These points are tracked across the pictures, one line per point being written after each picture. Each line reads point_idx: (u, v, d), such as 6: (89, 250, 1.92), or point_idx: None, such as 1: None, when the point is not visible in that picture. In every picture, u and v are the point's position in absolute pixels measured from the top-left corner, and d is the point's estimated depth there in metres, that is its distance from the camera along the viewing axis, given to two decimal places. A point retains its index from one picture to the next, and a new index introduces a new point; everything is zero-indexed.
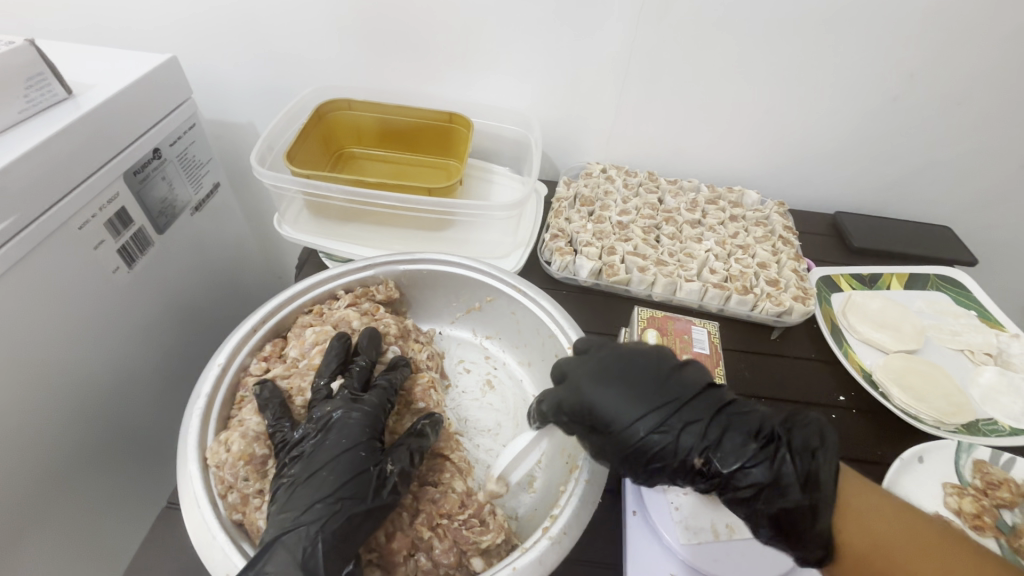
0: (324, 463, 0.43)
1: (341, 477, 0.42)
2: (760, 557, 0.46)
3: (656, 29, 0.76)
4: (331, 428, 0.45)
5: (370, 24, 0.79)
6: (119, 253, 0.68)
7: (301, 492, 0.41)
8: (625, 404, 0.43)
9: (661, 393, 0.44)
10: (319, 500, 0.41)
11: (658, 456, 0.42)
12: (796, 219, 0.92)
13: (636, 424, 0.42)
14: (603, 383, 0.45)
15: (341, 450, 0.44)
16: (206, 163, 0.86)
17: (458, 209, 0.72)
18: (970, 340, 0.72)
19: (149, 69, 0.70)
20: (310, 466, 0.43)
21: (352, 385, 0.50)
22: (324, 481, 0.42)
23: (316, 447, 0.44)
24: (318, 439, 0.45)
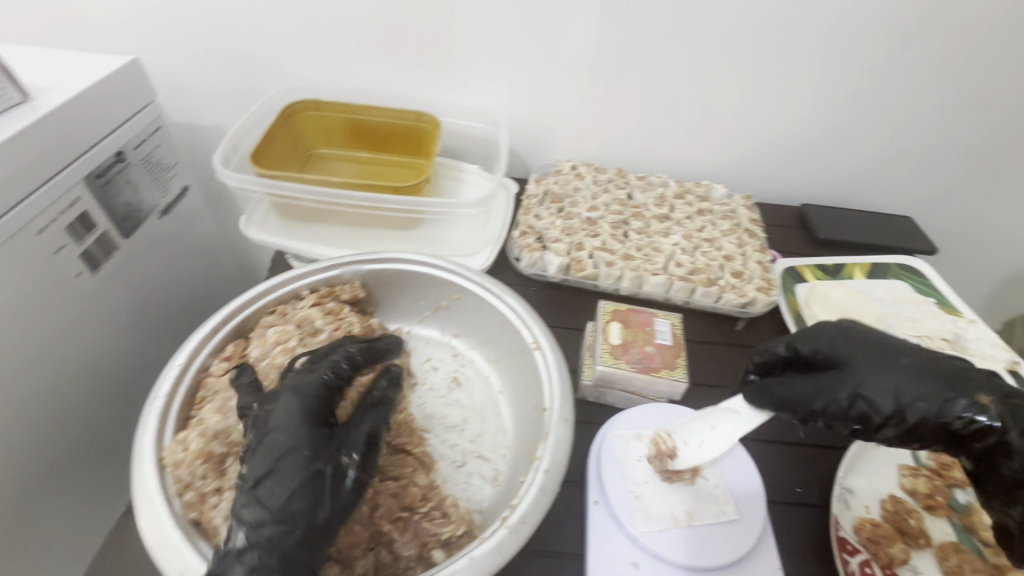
0: (264, 469, 0.39)
1: (291, 485, 0.38)
2: (720, 542, 0.47)
3: (623, 27, 0.77)
4: (272, 424, 0.41)
5: (338, 26, 0.79)
6: (82, 257, 0.67)
7: (246, 507, 0.38)
8: (889, 371, 0.41)
9: (939, 374, 0.40)
10: (273, 514, 0.38)
11: (925, 395, 0.40)
12: (763, 213, 0.93)
13: (893, 394, 0.40)
14: (863, 349, 0.43)
15: (286, 452, 0.40)
16: (172, 166, 0.85)
17: (425, 207, 0.72)
18: (928, 326, 0.74)
19: (110, 71, 0.69)
20: (253, 471, 0.39)
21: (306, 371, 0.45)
22: (274, 492, 0.38)
23: (258, 449, 0.40)
24: (259, 439, 0.41)
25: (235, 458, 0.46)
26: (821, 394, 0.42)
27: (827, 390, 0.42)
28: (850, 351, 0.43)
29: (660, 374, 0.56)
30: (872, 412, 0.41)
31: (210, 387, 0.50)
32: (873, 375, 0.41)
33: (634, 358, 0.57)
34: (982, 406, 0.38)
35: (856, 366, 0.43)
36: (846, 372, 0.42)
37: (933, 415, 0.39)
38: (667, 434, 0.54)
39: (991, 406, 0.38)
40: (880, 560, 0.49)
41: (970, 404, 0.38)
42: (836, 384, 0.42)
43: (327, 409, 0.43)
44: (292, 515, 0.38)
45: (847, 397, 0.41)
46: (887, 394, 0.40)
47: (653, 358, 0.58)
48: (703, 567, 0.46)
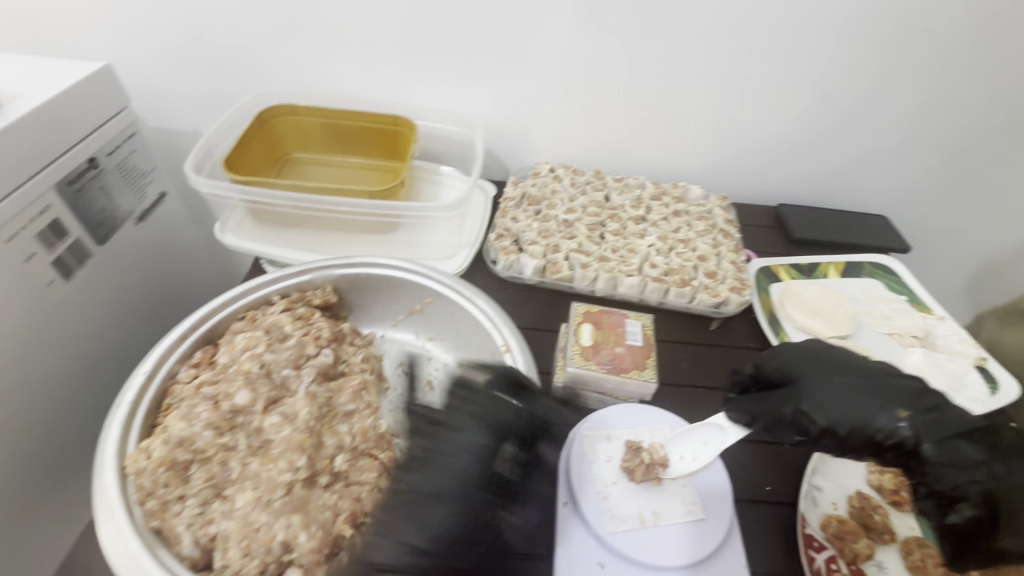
0: (449, 493, 0.46)
1: (462, 508, 0.46)
2: (685, 541, 0.48)
3: (596, 30, 0.77)
4: (455, 451, 0.48)
5: (314, 30, 0.79)
6: (54, 265, 0.67)
7: (413, 522, 0.45)
8: (829, 384, 0.46)
9: (871, 387, 0.45)
10: (436, 533, 0.44)
11: (856, 409, 0.44)
12: (740, 213, 0.94)
13: (829, 405, 0.45)
14: (811, 366, 0.49)
15: (463, 480, 0.47)
16: (149, 172, 0.84)
17: (400, 212, 0.72)
18: (898, 324, 0.75)
19: (82, 77, 0.69)
20: (429, 491, 0.46)
21: (471, 402, 0.52)
22: (442, 514, 0.45)
23: (435, 471, 0.47)
24: (435, 462, 0.48)
25: (198, 465, 0.46)
26: (771, 408, 0.47)
27: (773, 406, 0.47)
28: (800, 369, 0.49)
29: (629, 375, 0.57)
30: (810, 426, 0.45)
31: (176, 394, 0.50)
32: (815, 392, 0.46)
33: (605, 360, 0.58)
34: (905, 415, 0.43)
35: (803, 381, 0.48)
36: (793, 389, 0.48)
37: (860, 427, 0.44)
38: (635, 433, 0.54)
39: (912, 416, 0.43)
40: (846, 556, 0.49)
41: (894, 415, 0.43)
42: (783, 400, 0.47)
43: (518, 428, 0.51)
44: (454, 535, 0.45)
45: (791, 411, 0.46)
46: (824, 406, 0.45)
47: (624, 359, 0.58)
48: (669, 567, 0.46)
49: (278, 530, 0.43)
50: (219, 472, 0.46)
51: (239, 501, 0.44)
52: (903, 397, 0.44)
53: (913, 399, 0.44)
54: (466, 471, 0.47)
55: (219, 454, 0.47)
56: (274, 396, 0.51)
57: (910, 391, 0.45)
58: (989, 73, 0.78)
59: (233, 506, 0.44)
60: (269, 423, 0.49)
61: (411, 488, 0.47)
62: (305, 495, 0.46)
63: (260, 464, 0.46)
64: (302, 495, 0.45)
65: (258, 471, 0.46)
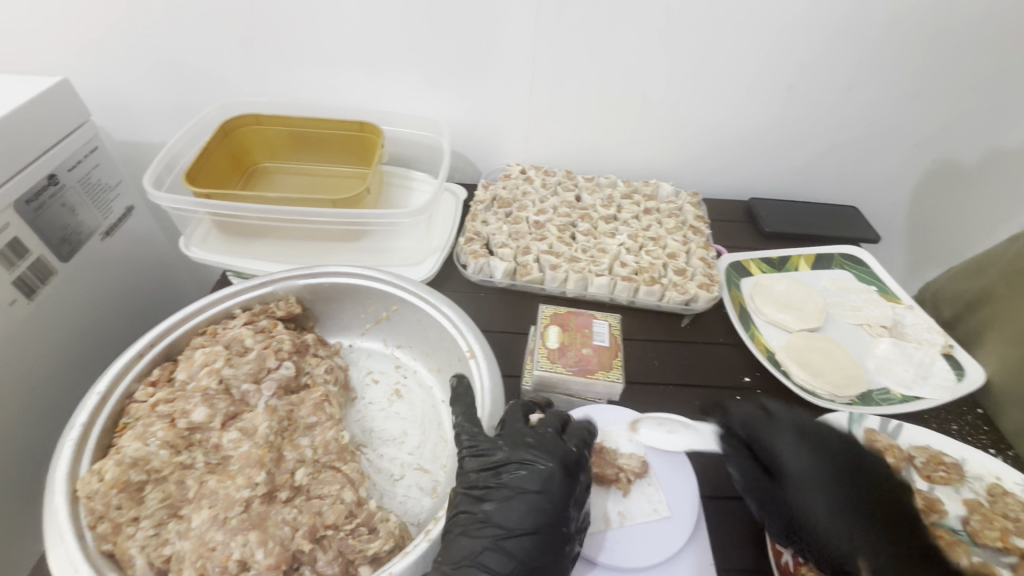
0: (533, 524, 0.44)
1: (545, 540, 0.43)
2: (648, 541, 0.48)
3: (556, 28, 0.77)
4: (534, 481, 0.45)
5: (275, 38, 0.79)
6: (16, 284, 0.62)
7: (496, 554, 0.43)
8: (813, 497, 0.48)
9: (854, 512, 0.46)
10: (520, 566, 0.42)
11: (826, 538, 0.46)
12: (712, 207, 0.94)
13: (799, 519, 0.47)
14: (805, 459, 0.50)
15: (550, 511, 0.44)
16: (115, 186, 0.78)
17: (366, 221, 0.71)
18: (868, 314, 0.75)
19: (44, 87, 0.64)
20: (515, 523, 0.44)
21: (531, 431, 0.49)
22: (524, 545, 0.43)
23: (516, 502, 0.45)
24: (519, 493, 0.45)
25: (154, 485, 0.46)
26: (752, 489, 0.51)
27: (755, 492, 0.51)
28: (792, 462, 0.50)
29: (595, 376, 0.57)
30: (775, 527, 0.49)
31: (132, 412, 0.50)
32: (795, 500, 0.48)
33: (571, 362, 0.58)
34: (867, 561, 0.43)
35: (790, 478, 0.49)
36: (777, 487, 0.50)
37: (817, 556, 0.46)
38: (602, 435, 0.55)
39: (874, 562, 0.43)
40: None
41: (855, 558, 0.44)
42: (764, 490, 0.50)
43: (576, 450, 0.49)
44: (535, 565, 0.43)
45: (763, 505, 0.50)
46: (794, 517, 0.48)
47: (590, 360, 0.58)
48: (639, 569, 0.47)
49: (234, 547, 0.43)
50: (175, 491, 0.47)
51: (195, 520, 0.45)
52: (881, 542, 0.44)
53: (887, 540, 0.44)
54: (549, 499, 0.45)
55: (175, 473, 0.47)
56: (233, 411, 0.52)
57: (887, 529, 0.45)
58: (951, 61, 0.78)
59: (189, 525, 0.45)
60: (228, 439, 0.50)
61: (491, 520, 0.44)
62: (263, 510, 0.46)
63: (217, 481, 0.47)
64: (260, 510, 0.46)
65: (216, 489, 0.46)
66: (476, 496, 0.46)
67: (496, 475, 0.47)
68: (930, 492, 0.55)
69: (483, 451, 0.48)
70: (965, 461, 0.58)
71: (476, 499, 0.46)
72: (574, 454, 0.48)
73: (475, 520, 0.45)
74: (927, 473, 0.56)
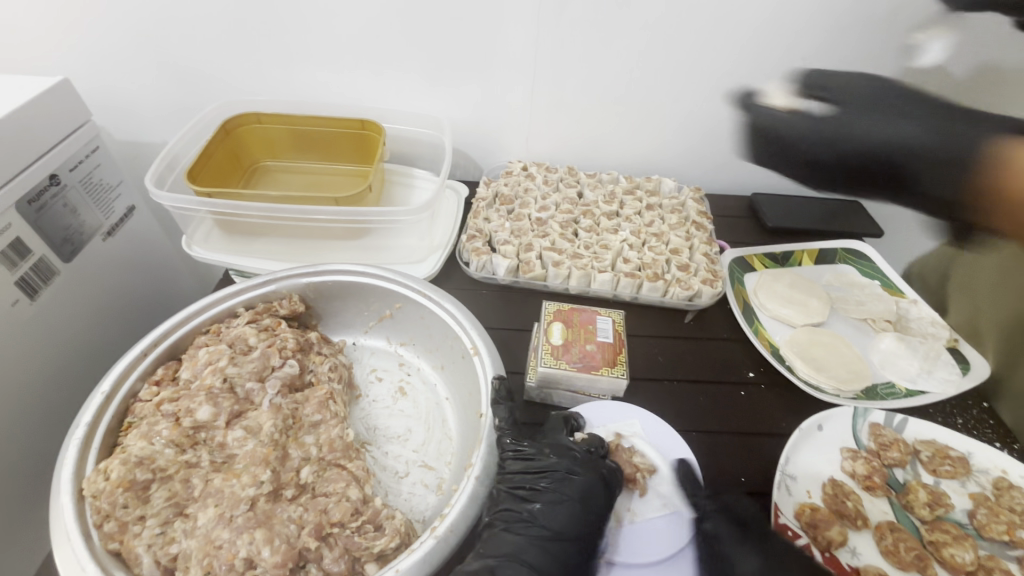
0: (575, 530, 0.46)
1: (585, 546, 0.46)
2: (663, 537, 0.48)
3: (555, 22, 0.76)
4: (580, 489, 0.47)
5: (275, 36, 0.78)
6: (18, 284, 0.61)
7: (541, 554, 0.44)
8: None
9: None
10: (562, 567, 0.44)
11: None
12: (714, 203, 0.94)
13: None
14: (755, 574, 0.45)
15: (593, 519, 0.47)
16: (116, 186, 0.78)
17: (368, 219, 0.71)
18: (872, 308, 0.75)
19: (44, 86, 0.64)
20: (561, 526, 0.46)
21: (577, 443, 0.51)
22: (568, 548, 0.45)
23: (563, 507, 0.47)
24: (566, 499, 0.47)
25: (159, 484, 0.46)
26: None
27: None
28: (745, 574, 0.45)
29: (599, 372, 0.57)
30: None
31: (137, 412, 0.51)
32: None
33: (575, 358, 0.58)
34: None
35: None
36: None
37: None
38: (607, 431, 0.55)
39: None
40: (820, 543, 0.50)
41: None
42: None
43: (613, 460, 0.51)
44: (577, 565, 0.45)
45: None
46: None
47: (594, 357, 0.58)
48: (651, 562, 0.47)
49: (241, 545, 0.43)
50: (180, 490, 0.47)
51: (201, 519, 0.45)
52: None
53: None
54: (593, 509, 0.47)
55: (181, 472, 0.47)
56: (237, 410, 0.52)
57: None
58: None
59: (194, 523, 0.45)
60: (233, 437, 0.50)
61: (539, 521, 0.46)
62: (269, 508, 0.46)
63: (222, 480, 0.47)
64: (265, 508, 0.46)
65: (222, 487, 0.46)
66: (521, 496, 0.47)
67: (544, 480, 0.48)
68: (936, 486, 0.55)
69: (531, 454, 0.50)
70: (971, 454, 0.57)
71: (521, 500, 0.47)
72: (614, 468, 0.50)
73: (518, 521, 0.46)
74: (933, 468, 0.56)
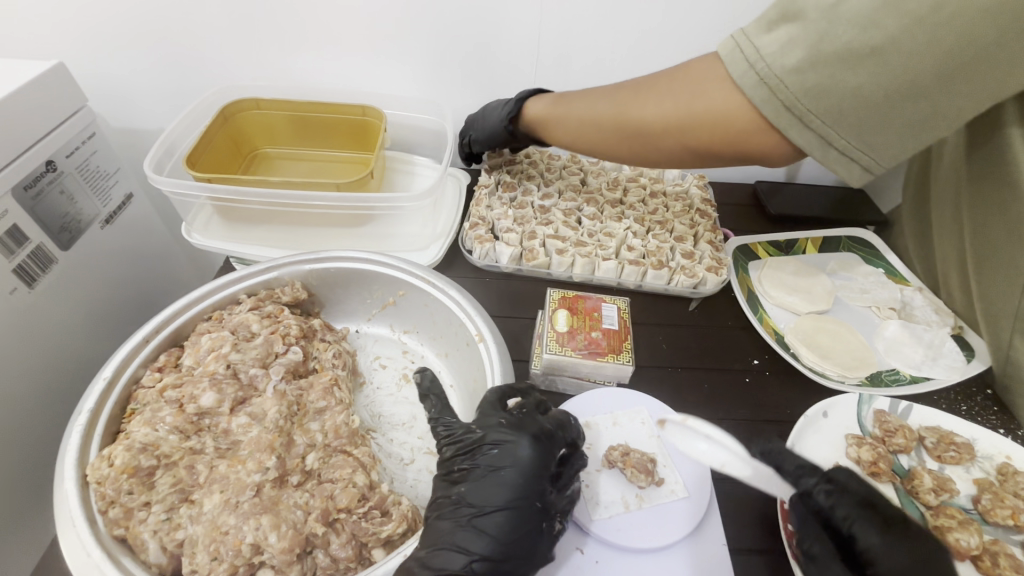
0: (504, 500, 0.43)
1: (518, 515, 0.42)
2: (671, 518, 0.48)
3: (559, 5, 0.75)
4: (507, 458, 0.44)
5: (275, 22, 0.77)
6: (16, 273, 0.60)
7: (469, 532, 0.41)
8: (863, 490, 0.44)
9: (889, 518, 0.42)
10: (495, 542, 0.41)
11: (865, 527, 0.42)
12: (718, 190, 0.93)
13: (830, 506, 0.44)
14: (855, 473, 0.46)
15: (522, 486, 0.43)
16: (113, 173, 0.77)
17: (370, 205, 0.70)
18: (876, 296, 0.75)
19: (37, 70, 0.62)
20: (488, 501, 0.43)
21: (506, 413, 0.48)
22: (498, 522, 0.42)
23: (489, 480, 0.44)
24: (492, 472, 0.44)
25: (165, 470, 0.46)
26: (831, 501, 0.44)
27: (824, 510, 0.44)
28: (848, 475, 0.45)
29: (605, 359, 0.56)
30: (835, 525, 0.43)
31: (139, 399, 0.50)
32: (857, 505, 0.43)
33: (580, 345, 0.57)
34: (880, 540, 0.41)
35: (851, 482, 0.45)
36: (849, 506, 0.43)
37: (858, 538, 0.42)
38: (613, 418, 0.56)
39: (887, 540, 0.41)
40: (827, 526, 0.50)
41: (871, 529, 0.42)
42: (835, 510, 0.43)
43: (552, 432, 0.47)
44: (513, 544, 0.41)
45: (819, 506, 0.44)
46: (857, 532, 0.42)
47: (600, 344, 0.58)
48: (662, 546, 0.47)
49: (247, 531, 0.43)
50: (185, 476, 0.46)
51: (206, 505, 0.44)
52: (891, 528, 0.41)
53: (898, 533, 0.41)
54: (520, 472, 0.44)
55: (185, 458, 0.47)
56: (241, 396, 0.52)
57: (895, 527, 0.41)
58: None
59: (200, 509, 0.45)
60: (237, 424, 0.50)
61: (464, 500, 0.43)
62: (275, 494, 0.46)
63: (227, 466, 0.47)
64: (271, 495, 0.46)
65: (227, 473, 0.46)
66: (451, 479, 0.46)
67: (471, 457, 0.46)
68: (941, 472, 0.55)
69: (459, 433, 0.48)
70: (976, 441, 0.58)
71: (452, 483, 0.45)
72: (547, 431, 0.47)
73: (451, 502, 0.44)
74: (937, 454, 0.56)
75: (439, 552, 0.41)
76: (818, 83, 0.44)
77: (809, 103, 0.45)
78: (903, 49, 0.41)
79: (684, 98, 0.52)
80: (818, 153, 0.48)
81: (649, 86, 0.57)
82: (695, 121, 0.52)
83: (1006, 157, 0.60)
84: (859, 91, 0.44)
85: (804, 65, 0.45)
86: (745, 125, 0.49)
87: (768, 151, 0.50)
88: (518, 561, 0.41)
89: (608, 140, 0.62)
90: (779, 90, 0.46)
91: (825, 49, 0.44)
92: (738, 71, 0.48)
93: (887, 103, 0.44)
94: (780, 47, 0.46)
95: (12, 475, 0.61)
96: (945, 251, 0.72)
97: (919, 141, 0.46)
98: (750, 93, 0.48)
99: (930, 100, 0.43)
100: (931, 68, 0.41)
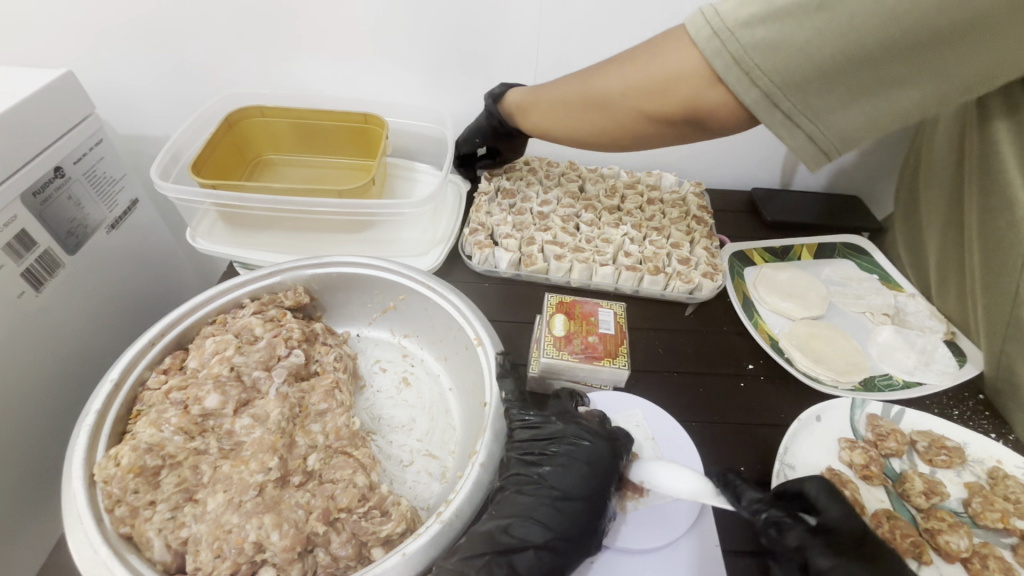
0: (586, 490, 0.47)
1: (595, 505, 0.46)
2: (666, 516, 0.50)
3: (557, 16, 0.76)
4: (587, 453, 0.48)
5: (280, 31, 0.79)
6: (24, 276, 0.62)
7: (550, 511, 0.45)
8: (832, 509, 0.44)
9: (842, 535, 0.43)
10: (570, 525, 0.45)
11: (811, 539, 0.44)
12: (715, 197, 0.94)
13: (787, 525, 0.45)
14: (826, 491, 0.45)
15: (602, 481, 0.47)
16: (120, 179, 0.78)
17: (372, 211, 0.71)
18: (870, 302, 0.76)
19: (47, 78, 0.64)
20: (571, 487, 0.47)
21: (581, 415, 0.52)
22: (577, 509, 0.46)
23: (572, 468, 0.47)
24: (574, 462, 0.48)
25: (169, 470, 0.47)
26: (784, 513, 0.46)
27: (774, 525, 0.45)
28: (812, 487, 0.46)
29: (602, 363, 0.57)
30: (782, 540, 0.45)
31: (145, 400, 0.51)
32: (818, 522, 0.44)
33: (577, 349, 0.58)
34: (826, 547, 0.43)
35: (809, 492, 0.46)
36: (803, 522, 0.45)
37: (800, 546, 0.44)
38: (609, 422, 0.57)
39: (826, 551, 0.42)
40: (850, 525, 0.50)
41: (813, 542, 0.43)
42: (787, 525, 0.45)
43: (622, 438, 0.51)
44: (582, 533, 0.45)
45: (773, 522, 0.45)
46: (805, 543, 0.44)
47: (597, 348, 0.58)
48: (657, 548, 0.48)
49: (250, 530, 0.44)
50: (189, 476, 0.48)
51: (210, 504, 0.46)
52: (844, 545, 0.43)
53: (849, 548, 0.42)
54: (599, 470, 0.48)
55: (190, 458, 0.48)
56: (245, 398, 0.53)
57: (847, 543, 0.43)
58: None
59: (204, 509, 0.46)
60: (240, 425, 0.51)
61: (547, 483, 0.47)
62: (277, 494, 0.47)
63: (231, 467, 0.48)
64: (273, 494, 0.47)
65: (230, 473, 0.47)
66: (528, 461, 0.49)
67: (551, 445, 0.49)
68: (932, 475, 0.56)
69: (536, 421, 0.51)
70: (967, 445, 0.58)
71: (529, 464, 0.48)
72: (617, 436, 0.51)
73: (532, 486, 0.47)
74: (929, 457, 0.57)
75: (521, 525, 0.44)
76: (766, 39, 0.46)
77: (757, 59, 0.46)
78: (848, 10, 0.43)
79: (642, 65, 0.55)
80: (764, 115, 0.49)
81: (609, 65, 0.59)
82: (649, 86, 0.54)
83: (993, 149, 0.61)
84: (807, 49, 0.45)
85: (757, 21, 0.46)
86: (696, 89, 0.51)
87: (722, 116, 0.51)
88: (582, 545, 0.45)
89: (576, 116, 0.63)
90: (729, 43, 0.47)
91: (778, 6, 0.45)
92: (695, 28, 0.49)
93: (835, 66, 0.45)
94: (735, 6, 0.47)
95: (18, 475, 0.62)
96: (940, 255, 0.73)
97: (861, 113, 0.47)
98: (703, 46, 0.48)
99: (871, 71, 0.45)
100: (877, 33, 0.43)
